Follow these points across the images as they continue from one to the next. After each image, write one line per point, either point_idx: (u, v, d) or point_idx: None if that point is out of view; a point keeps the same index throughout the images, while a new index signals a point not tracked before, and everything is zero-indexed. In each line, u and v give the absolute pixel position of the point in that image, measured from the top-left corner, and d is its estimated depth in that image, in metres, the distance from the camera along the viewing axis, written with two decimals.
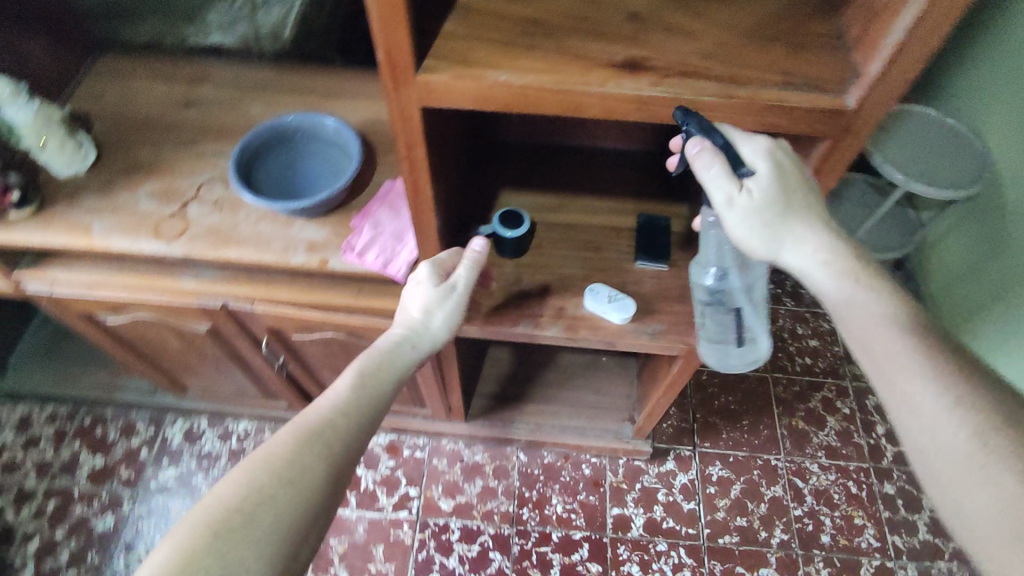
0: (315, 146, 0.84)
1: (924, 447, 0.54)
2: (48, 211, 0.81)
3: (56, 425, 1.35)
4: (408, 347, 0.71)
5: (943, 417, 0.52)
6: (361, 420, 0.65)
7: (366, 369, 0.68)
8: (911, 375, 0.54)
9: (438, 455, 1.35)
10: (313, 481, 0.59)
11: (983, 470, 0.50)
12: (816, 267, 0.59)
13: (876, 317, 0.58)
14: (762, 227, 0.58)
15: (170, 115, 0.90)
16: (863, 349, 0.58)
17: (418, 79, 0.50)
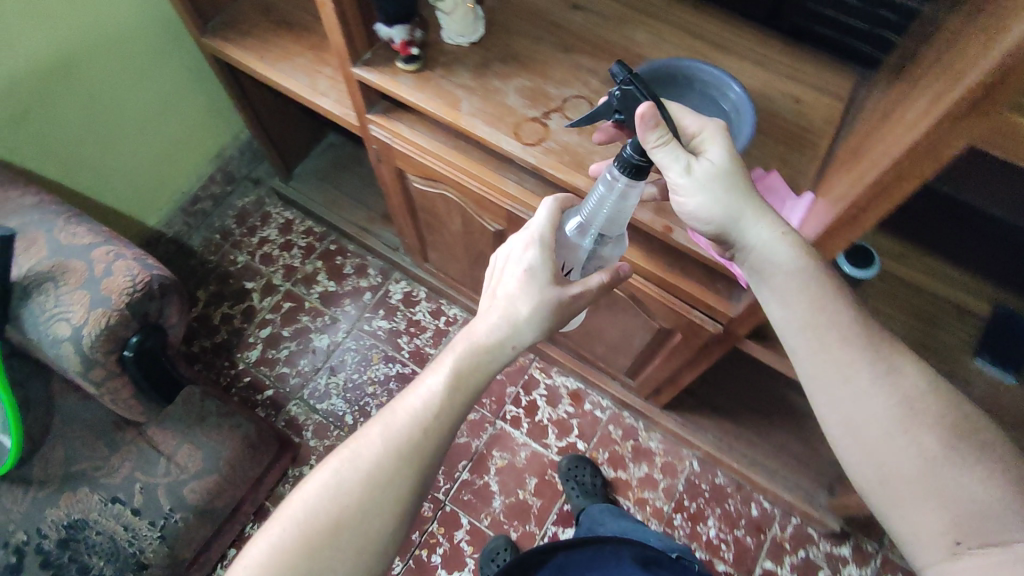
0: (697, 98, 0.77)
1: (858, 421, 0.55)
2: (427, 74, 0.82)
3: (309, 239, 1.49)
4: (507, 344, 0.60)
5: (892, 400, 0.54)
6: (457, 406, 0.58)
7: (462, 369, 0.58)
8: (852, 346, 0.56)
9: (615, 423, 1.33)
10: (404, 477, 0.54)
11: (907, 433, 0.53)
12: (774, 244, 0.58)
13: (818, 303, 0.57)
14: (722, 202, 0.58)
15: (557, 14, 0.87)
16: (802, 326, 0.57)
17: (1005, 115, 0.40)
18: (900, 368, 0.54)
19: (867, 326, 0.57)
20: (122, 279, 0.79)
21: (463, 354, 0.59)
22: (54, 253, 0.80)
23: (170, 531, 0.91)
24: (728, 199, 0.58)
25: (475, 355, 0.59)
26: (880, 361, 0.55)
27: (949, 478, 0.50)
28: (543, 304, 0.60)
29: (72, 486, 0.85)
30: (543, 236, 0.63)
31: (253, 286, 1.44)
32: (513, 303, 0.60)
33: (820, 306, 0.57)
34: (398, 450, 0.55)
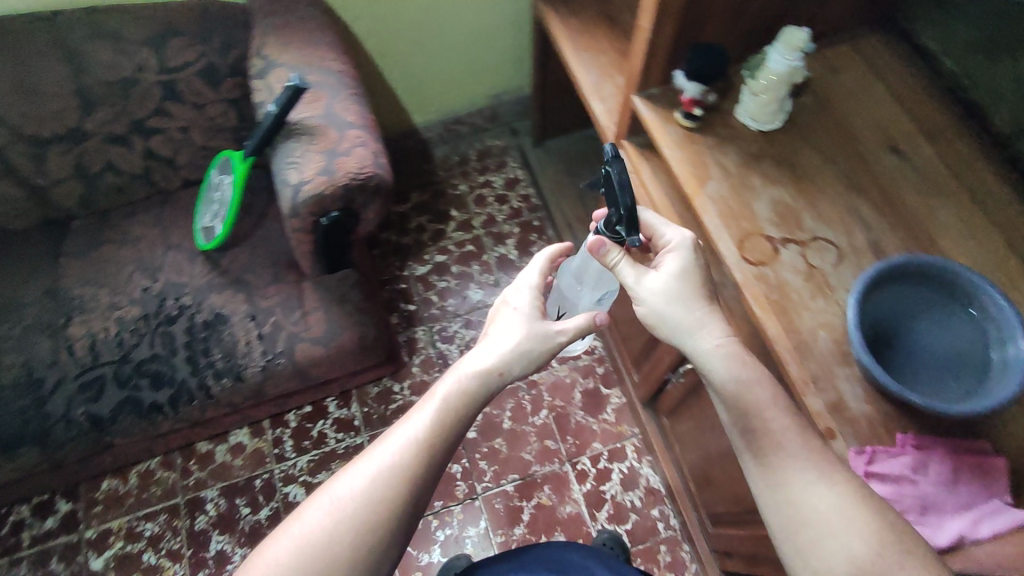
0: (968, 329, 0.62)
1: (790, 519, 0.54)
2: (697, 135, 0.78)
3: (520, 205, 1.55)
4: (496, 375, 0.64)
5: (833, 512, 0.52)
6: (454, 429, 0.60)
7: (455, 398, 0.61)
8: (779, 451, 0.56)
9: (669, 548, 1.21)
10: (392, 495, 0.55)
11: (842, 531, 0.51)
12: (717, 351, 0.60)
13: (747, 402, 0.58)
14: (670, 310, 0.62)
15: (870, 146, 0.76)
16: (738, 426, 0.58)
17: None
18: (830, 468, 0.54)
19: (795, 437, 0.56)
20: (353, 164, 0.90)
21: (456, 389, 0.62)
22: (324, 116, 0.94)
23: (271, 368, 1.04)
24: (678, 303, 0.62)
25: (471, 385, 0.62)
26: (816, 473, 0.54)
27: None
28: (532, 338, 0.66)
29: (236, 288, 1.06)
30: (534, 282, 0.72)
31: (455, 216, 1.54)
32: (505, 337, 0.66)
33: (750, 406, 0.58)
34: (388, 477, 0.55)
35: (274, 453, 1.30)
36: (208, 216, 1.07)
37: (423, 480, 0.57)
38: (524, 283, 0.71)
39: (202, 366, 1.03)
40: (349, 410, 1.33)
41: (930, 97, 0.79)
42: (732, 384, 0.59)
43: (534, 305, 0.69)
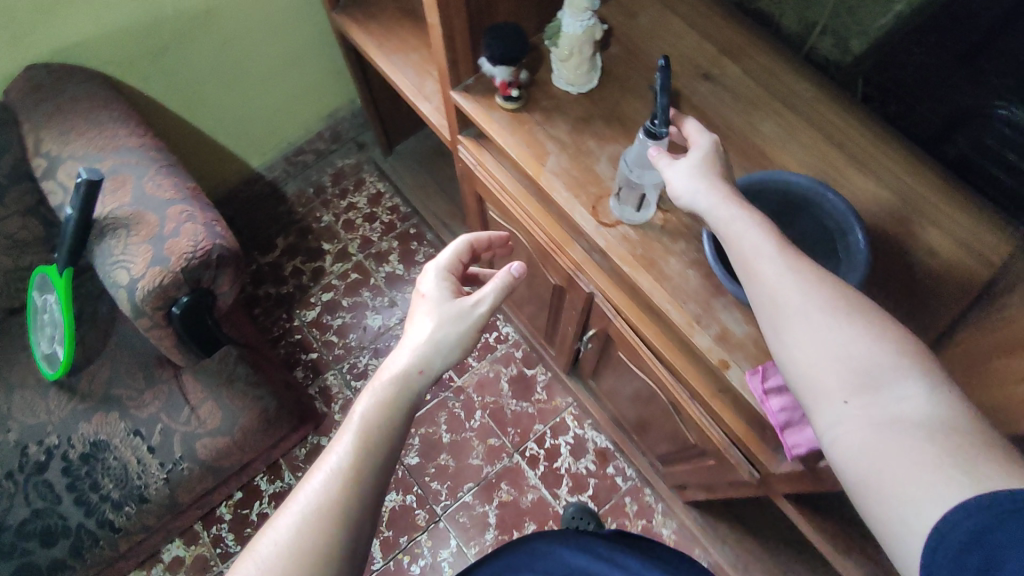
0: (812, 225, 0.66)
1: (839, 376, 0.44)
2: (523, 114, 0.77)
3: (392, 217, 1.50)
4: (418, 373, 0.56)
5: (877, 362, 0.43)
6: (385, 440, 0.51)
7: (377, 409, 0.52)
8: (822, 301, 0.47)
9: (633, 498, 1.24)
10: (322, 538, 0.45)
11: (905, 386, 0.42)
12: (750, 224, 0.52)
13: (765, 255, 0.50)
14: (716, 200, 0.55)
15: (684, 79, 0.78)
16: (768, 284, 0.49)
17: None
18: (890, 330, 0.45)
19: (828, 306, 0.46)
20: (186, 244, 0.82)
21: (373, 398, 0.53)
22: (136, 202, 0.85)
23: (176, 477, 0.95)
24: (707, 180, 0.57)
25: (389, 388, 0.54)
26: (854, 338, 0.44)
27: (970, 444, 0.38)
28: (446, 321, 0.59)
29: (106, 408, 0.95)
30: (443, 266, 0.66)
31: (329, 248, 1.47)
32: (417, 331, 0.59)
33: (772, 276, 0.49)
34: (318, 517, 0.46)
35: (217, 554, 1.21)
36: (45, 342, 0.95)
37: (357, 509, 0.47)
38: (432, 274, 0.64)
39: (96, 501, 0.93)
40: (283, 482, 1.26)
41: (722, 17, 0.82)
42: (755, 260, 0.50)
43: (445, 291, 0.62)
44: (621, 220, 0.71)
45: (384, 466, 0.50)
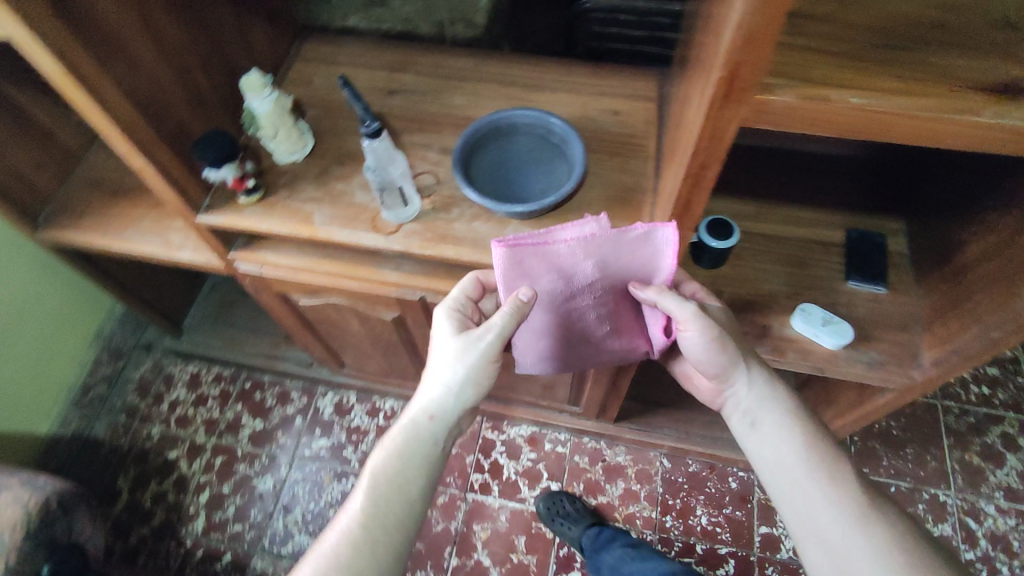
0: (529, 142, 0.81)
1: (820, 523, 0.61)
2: (272, 199, 0.83)
3: (220, 386, 1.43)
4: (428, 418, 0.65)
5: (853, 536, 0.60)
6: (397, 499, 0.62)
7: (385, 457, 0.64)
8: (818, 469, 0.64)
9: (580, 452, 1.33)
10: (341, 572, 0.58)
11: (872, 543, 0.59)
12: (760, 402, 0.69)
13: (777, 427, 0.67)
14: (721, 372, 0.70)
15: (377, 103, 0.91)
16: (773, 449, 0.67)
17: (756, 98, 0.44)
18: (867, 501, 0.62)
19: (822, 450, 0.65)
20: (14, 512, 0.73)
21: (387, 449, 0.64)
22: None
23: None
24: (722, 362, 0.69)
25: (400, 441, 0.64)
26: (840, 483, 0.63)
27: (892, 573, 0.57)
28: (452, 359, 0.66)
29: None
30: (450, 304, 0.72)
31: (176, 455, 1.35)
32: (425, 380, 0.67)
33: (755, 405, 0.69)
34: (337, 560, 0.58)
35: None
36: None
37: (370, 555, 0.59)
38: (447, 314, 0.71)
39: None
40: None
41: (374, 49, 0.97)
42: (742, 401, 0.70)
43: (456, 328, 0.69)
44: (402, 222, 0.79)
45: (399, 516, 0.62)
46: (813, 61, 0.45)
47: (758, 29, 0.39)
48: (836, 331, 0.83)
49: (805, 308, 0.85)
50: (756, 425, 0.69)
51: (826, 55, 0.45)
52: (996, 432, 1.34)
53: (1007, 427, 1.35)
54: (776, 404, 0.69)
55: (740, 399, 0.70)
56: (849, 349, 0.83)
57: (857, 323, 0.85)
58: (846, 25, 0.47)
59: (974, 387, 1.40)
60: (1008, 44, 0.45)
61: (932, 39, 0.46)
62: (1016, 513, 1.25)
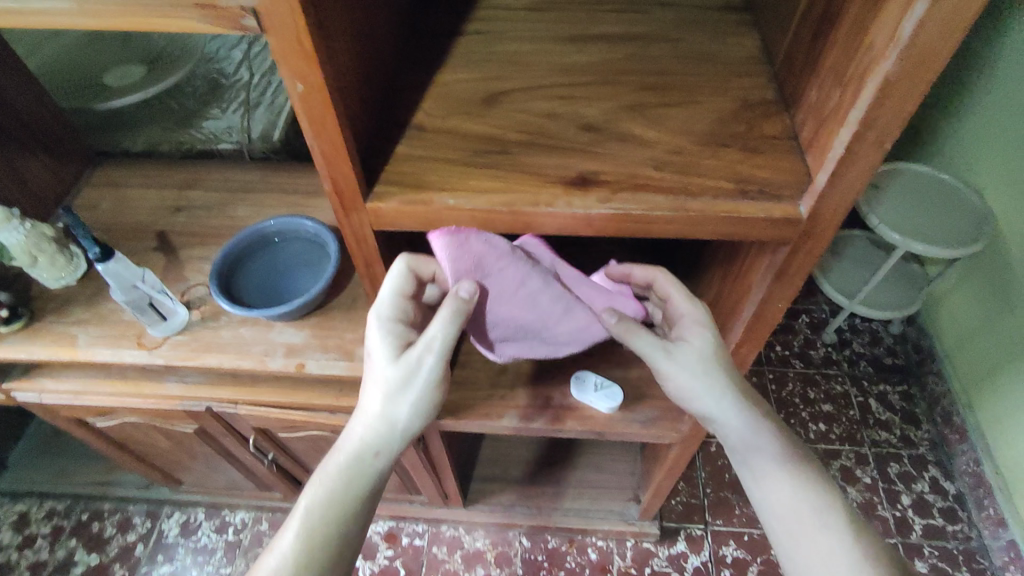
0: (298, 245, 0.86)
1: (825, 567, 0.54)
2: (37, 325, 0.82)
3: (53, 522, 1.34)
4: (376, 457, 0.57)
5: None
6: (329, 547, 0.55)
7: (319, 498, 0.56)
8: (813, 504, 0.57)
9: (438, 543, 1.30)
10: None
11: None
12: (750, 435, 0.60)
13: (767, 458, 0.59)
14: (704, 398, 0.60)
15: (161, 221, 0.94)
16: (766, 485, 0.58)
17: (368, 206, 0.50)
18: (866, 540, 0.56)
19: (817, 493, 0.58)
20: None
21: (323, 487, 0.56)
22: None
23: None
24: (708, 386, 0.59)
25: (345, 474, 0.56)
26: (835, 530, 0.55)
27: None
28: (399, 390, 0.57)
29: None
30: (383, 314, 0.59)
31: None
32: (366, 407, 0.58)
33: (747, 438, 0.60)
34: None
35: None
36: None
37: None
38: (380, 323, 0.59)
39: None
40: None
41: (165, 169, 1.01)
42: (731, 438, 0.60)
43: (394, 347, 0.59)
44: (168, 334, 0.80)
45: (340, 555, 0.56)
46: (423, 171, 0.52)
47: (329, 154, 0.45)
48: (608, 395, 0.87)
49: (581, 375, 0.89)
50: (745, 455, 0.60)
51: (436, 163, 0.52)
52: (836, 466, 1.38)
53: (843, 459, 1.39)
54: (771, 445, 0.59)
55: (728, 430, 0.60)
56: (624, 410, 0.88)
57: (632, 383, 0.90)
58: (463, 135, 0.55)
59: (812, 424, 1.44)
60: (591, 142, 0.54)
61: (533, 141, 0.54)
62: None
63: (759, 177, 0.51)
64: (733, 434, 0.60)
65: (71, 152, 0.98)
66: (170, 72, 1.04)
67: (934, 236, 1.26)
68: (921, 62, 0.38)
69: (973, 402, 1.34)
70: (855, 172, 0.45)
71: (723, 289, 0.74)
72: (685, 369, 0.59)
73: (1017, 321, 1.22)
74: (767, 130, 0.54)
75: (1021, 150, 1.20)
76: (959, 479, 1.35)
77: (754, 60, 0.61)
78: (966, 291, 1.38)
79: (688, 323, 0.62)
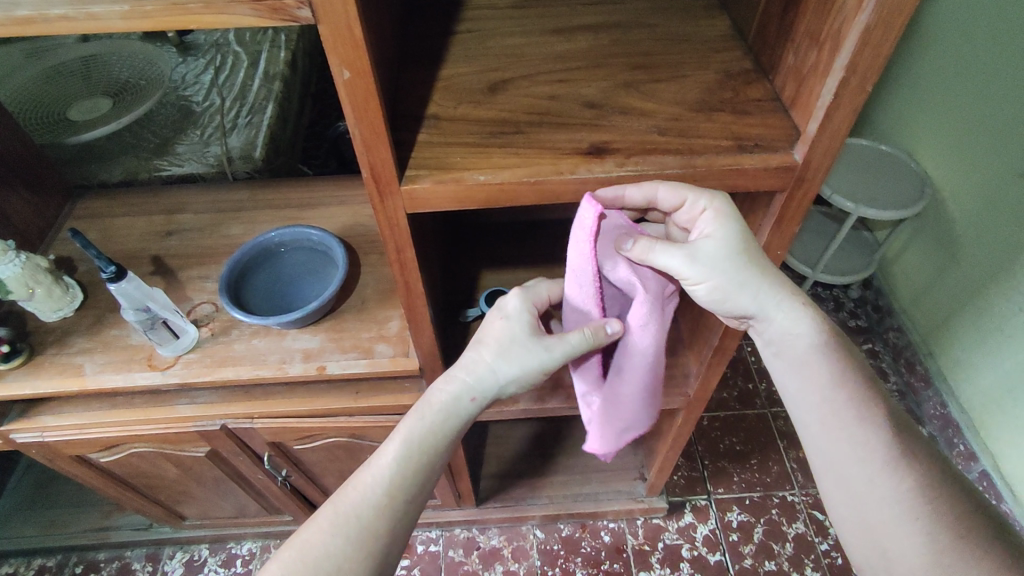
0: (301, 254, 0.87)
1: (844, 459, 0.57)
2: (38, 358, 0.80)
3: None
4: (470, 399, 0.61)
5: (880, 475, 0.55)
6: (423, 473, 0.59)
7: (421, 426, 0.59)
8: (845, 398, 0.58)
9: (453, 546, 1.30)
10: (361, 536, 0.55)
11: (897, 480, 0.55)
12: (796, 328, 0.59)
13: (807, 354, 0.59)
14: (741, 282, 0.58)
15: (152, 246, 0.93)
16: (797, 375, 0.60)
17: (402, 189, 0.53)
18: (898, 437, 0.56)
19: (853, 387, 0.58)
20: None
21: (426, 416, 0.60)
22: None
23: None
24: (746, 276, 0.57)
25: (436, 414, 0.60)
26: (868, 425, 0.57)
27: (918, 510, 0.53)
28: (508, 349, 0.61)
29: None
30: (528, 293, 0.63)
31: None
32: (475, 360, 0.61)
33: (790, 334, 0.59)
34: (361, 522, 0.56)
35: None
36: None
37: (391, 531, 0.57)
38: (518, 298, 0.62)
39: None
40: None
41: (148, 195, 1.01)
42: (768, 334, 0.61)
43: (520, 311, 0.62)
44: (179, 354, 0.80)
45: (419, 496, 0.59)
46: (447, 153, 0.55)
47: (370, 139, 0.49)
48: None
49: None
50: (782, 347, 0.60)
51: (457, 147, 0.55)
52: None
53: None
54: (807, 343, 0.59)
55: (774, 324, 0.60)
56: None
57: None
58: (474, 120, 0.57)
59: None
60: (597, 117, 0.58)
61: (541, 120, 0.57)
62: None
63: (752, 133, 0.56)
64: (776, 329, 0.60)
65: (54, 185, 0.97)
66: (143, 100, 1.05)
67: (882, 200, 1.36)
68: (889, 16, 0.44)
69: (933, 348, 1.44)
70: (840, 117, 0.51)
71: None
72: (716, 266, 0.57)
73: (964, 268, 1.33)
74: (752, 94, 0.59)
75: (948, 115, 1.33)
76: (930, 422, 1.45)
77: (727, 37, 0.66)
78: (915, 247, 1.48)
79: (703, 217, 0.56)
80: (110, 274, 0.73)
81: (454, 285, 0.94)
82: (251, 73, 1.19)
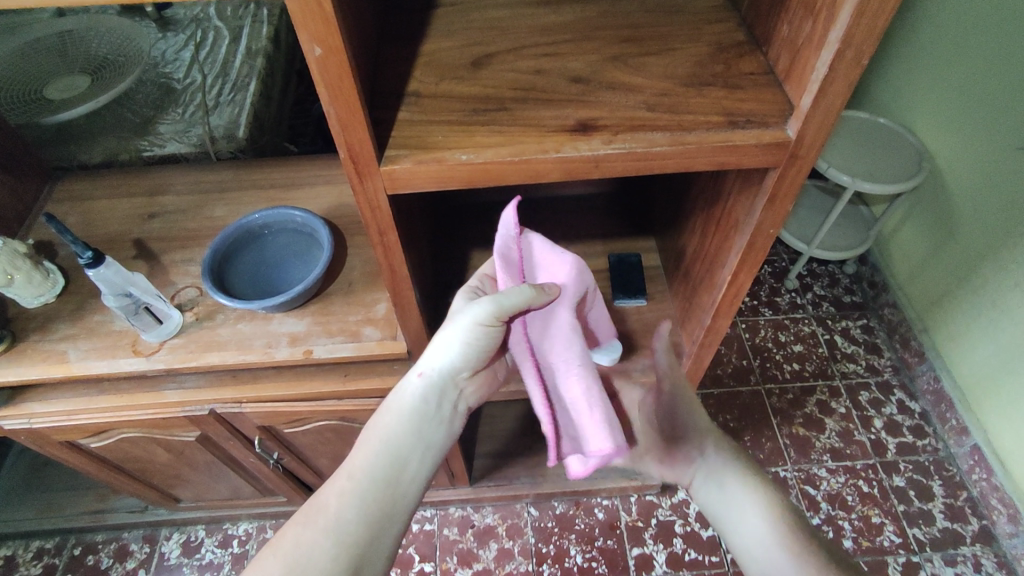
0: (285, 237, 0.85)
1: (759, 542, 0.63)
2: (20, 345, 0.79)
3: (43, 561, 1.29)
4: (417, 375, 0.62)
5: (787, 550, 0.61)
6: (398, 462, 0.59)
7: (389, 415, 0.61)
8: (750, 491, 0.66)
9: (448, 524, 1.31)
10: (342, 526, 0.55)
11: (802, 556, 0.61)
12: (710, 436, 0.69)
13: (717, 455, 0.68)
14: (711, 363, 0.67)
15: (134, 229, 0.91)
16: (712, 473, 0.68)
17: (381, 170, 0.51)
18: (799, 525, 0.63)
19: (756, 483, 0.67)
20: None
21: (392, 406, 0.61)
22: None
23: None
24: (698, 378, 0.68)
25: (398, 401, 0.61)
26: (771, 510, 0.64)
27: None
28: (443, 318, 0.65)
29: None
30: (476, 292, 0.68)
31: None
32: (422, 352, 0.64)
33: (708, 437, 0.69)
34: (343, 510, 0.56)
35: None
36: None
37: (374, 521, 0.57)
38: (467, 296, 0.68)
39: None
40: None
41: (129, 177, 0.98)
42: (697, 440, 0.69)
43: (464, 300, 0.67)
44: (164, 339, 0.79)
45: (400, 486, 0.58)
46: (428, 131, 0.53)
47: (345, 117, 0.47)
48: None
49: None
50: (703, 452, 0.69)
51: (439, 125, 0.53)
52: (812, 401, 1.46)
53: (819, 394, 1.47)
54: (722, 444, 0.69)
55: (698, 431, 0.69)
56: None
57: None
58: (456, 97, 0.55)
59: (787, 365, 1.51)
60: (584, 93, 0.56)
61: (526, 97, 0.55)
62: (843, 470, 1.36)
63: (744, 109, 0.54)
64: (703, 436, 0.69)
65: (31, 168, 0.95)
66: (121, 78, 1.02)
67: (879, 174, 1.34)
68: None
69: (928, 325, 1.44)
70: (835, 91, 0.49)
71: (707, 230, 0.77)
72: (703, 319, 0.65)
73: (961, 243, 1.32)
74: (746, 67, 0.57)
75: (947, 87, 1.30)
76: (923, 398, 1.45)
77: (720, 7, 0.64)
78: (911, 222, 1.47)
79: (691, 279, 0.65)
80: (88, 258, 0.71)
81: (443, 266, 0.93)
82: (233, 49, 1.16)
